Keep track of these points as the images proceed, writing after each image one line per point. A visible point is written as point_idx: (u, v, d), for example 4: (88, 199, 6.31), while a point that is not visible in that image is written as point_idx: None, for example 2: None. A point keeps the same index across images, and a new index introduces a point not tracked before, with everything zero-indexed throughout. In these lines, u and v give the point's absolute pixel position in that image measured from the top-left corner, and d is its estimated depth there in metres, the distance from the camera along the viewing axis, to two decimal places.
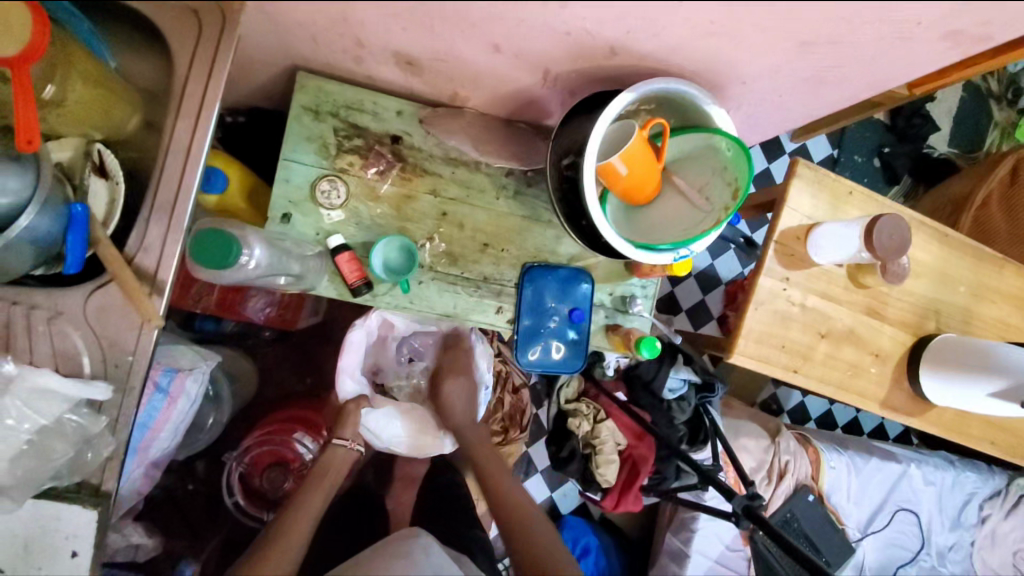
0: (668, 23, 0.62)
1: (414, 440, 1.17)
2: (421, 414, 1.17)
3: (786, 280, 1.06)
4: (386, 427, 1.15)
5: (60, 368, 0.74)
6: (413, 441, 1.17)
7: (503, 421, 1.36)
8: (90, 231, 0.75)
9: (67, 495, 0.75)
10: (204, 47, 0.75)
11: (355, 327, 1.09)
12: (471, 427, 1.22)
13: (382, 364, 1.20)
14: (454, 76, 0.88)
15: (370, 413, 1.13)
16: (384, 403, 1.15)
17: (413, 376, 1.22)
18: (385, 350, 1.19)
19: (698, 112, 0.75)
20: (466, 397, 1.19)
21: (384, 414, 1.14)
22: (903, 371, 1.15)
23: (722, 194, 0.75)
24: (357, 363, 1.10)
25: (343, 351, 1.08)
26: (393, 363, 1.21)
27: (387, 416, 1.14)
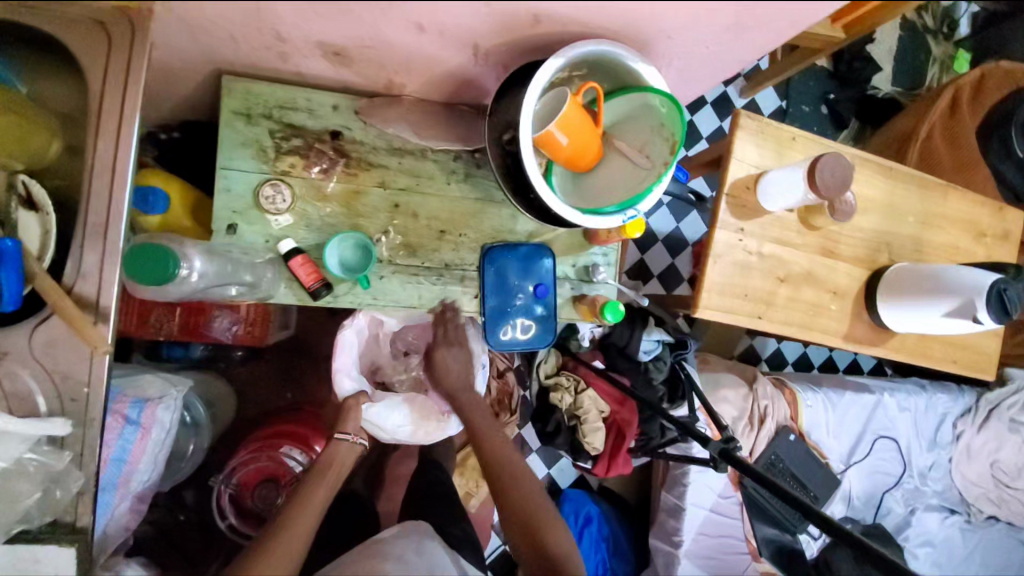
0: None
1: (416, 426, 1.19)
2: (422, 401, 1.20)
3: (741, 230, 1.09)
4: (386, 417, 1.17)
5: (12, 410, 0.71)
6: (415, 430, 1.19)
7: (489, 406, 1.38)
8: (25, 266, 0.72)
9: (39, 537, 0.72)
10: (115, 59, 0.72)
11: (344, 326, 1.12)
12: None
13: (379, 362, 1.26)
14: (385, 63, 0.86)
15: (370, 408, 1.15)
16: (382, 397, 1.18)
17: (410, 369, 1.27)
18: (378, 349, 1.25)
19: (629, 72, 0.75)
20: (463, 381, 1.20)
21: (382, 406, 1.17)
22: (863, 305, 1.20)
23: (661, 150, 0.76)
24: (351, 363, 1.15)
25: (336, 351, 1.12)
26: (389, 361, 1.27)
27: (385, 408, 1.17)
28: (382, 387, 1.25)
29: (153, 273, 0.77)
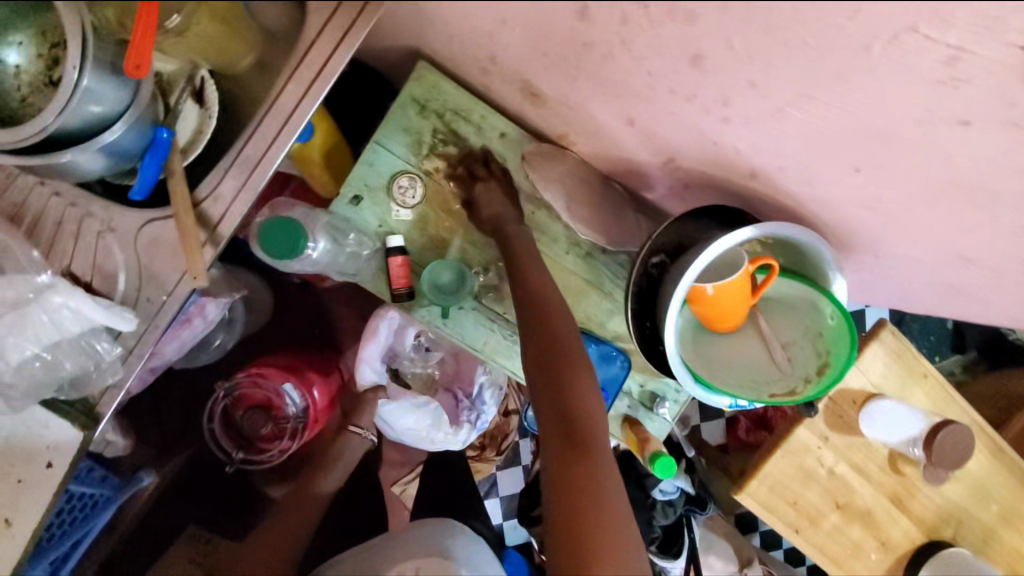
0: None
1: (424, 433, 1.16)
2: (435, 409, 1.14)
3: (823, 438, 1.00)
4: (401, 417, 1.15)
5: (94, 282, 0.73)
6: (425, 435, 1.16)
7: (481, 437, 1.34)
8: (168, 158, 0.73)
9: (61, 406, 0.75)
10: (342, 15, 0.68)
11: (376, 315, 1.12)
12: (481, 425, 1.18)
13: (399, 352, 1.18)
14: (573, 123, 0.82)
15: (386, 404, 1.15)
16: (399, 395, 1.15)
17: (428, 365, 1.19)
18: (402, 340, 1.15)
19: (815, 267, 0.69)
20: (476, 396, 1.16)
21: (397, 407, 1.14)
22: (903, 568, 1.08)
23: (807, 362, 0.70)
24: (376, 355, 1.15)
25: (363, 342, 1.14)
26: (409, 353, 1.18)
27: (400, 410, 1.14)
28: (397, 378, 1.19)
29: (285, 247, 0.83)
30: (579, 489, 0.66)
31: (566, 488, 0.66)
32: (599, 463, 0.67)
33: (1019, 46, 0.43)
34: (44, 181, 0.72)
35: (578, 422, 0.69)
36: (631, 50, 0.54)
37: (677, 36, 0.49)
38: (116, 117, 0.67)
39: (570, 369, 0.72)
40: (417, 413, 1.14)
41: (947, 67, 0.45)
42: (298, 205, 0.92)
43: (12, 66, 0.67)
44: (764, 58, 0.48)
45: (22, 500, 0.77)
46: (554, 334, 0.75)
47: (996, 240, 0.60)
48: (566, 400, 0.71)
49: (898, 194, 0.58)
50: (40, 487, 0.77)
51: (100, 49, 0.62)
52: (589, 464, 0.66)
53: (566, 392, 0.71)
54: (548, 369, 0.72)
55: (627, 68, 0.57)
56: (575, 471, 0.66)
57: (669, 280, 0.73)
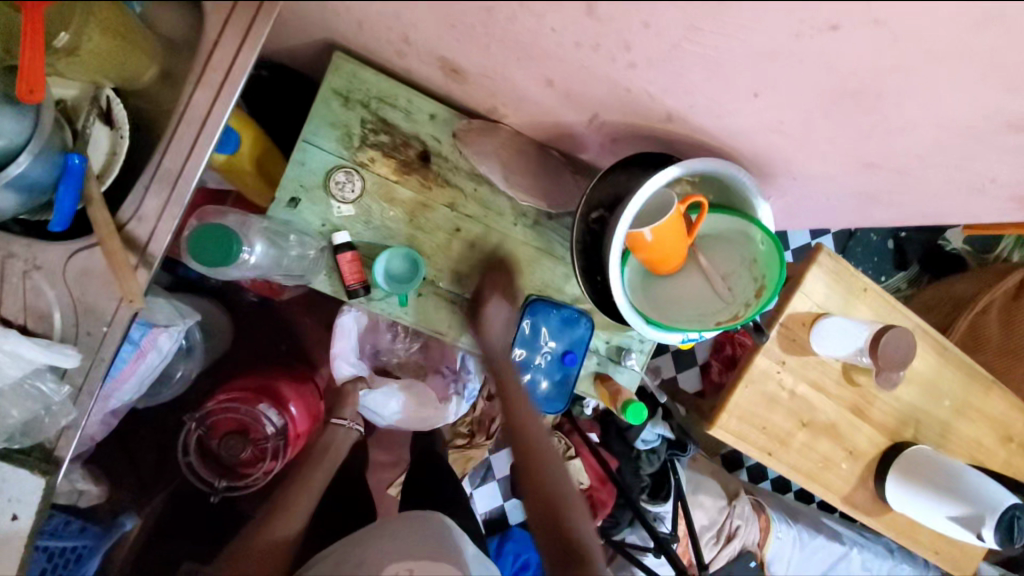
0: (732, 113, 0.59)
1: (414, 416, 1.19)
2: (419, 389, 1.19)
3: (782, 363, 1.06)
4: (388, 403, 1.18)
5: (28, 324, 0.70)
6: (415, 415, 1.19)
7: (468, 426, 1.38)
8: (84, 186, 0.69)
9: (18, 457, 0.71)
10: (240, 12, 0.66)
11: (344, 311, 1.10)
12: (470, 395, 1.18)
13: (379, 346, 1.21)
14: (497, 94, 0.83)
15: (368, 394, 1.17)
16: (380, 383, 1.18)
17: (410, 353, 1.22)
18: (379, 334, 1.18)
19: (740, 196, 0.73)
20: (460, 367, 1.17)
21: (381, 394, 1.17)
22: (871, 472, 1.16)
23: (747, 288, 0.74)
24: (350, 349, 1.14)
25: (335, 338, 1.11)
26: (389, 345, 1.21)
27: (383, 396, 1.18)
28: (381, 371, 1.22)
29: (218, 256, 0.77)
30: (559, 518, 0.93)
31: (542, 521, 0.93)
32: (568, 501, 0.94)
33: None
34: None
35: (537, 484, 0.95)
36: (529, 8, 0.55)
37: None
38: (19, 149, 0.65)
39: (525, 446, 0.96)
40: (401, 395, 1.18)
41: None
42: (231, 212, 0.90)
43: None
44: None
45: None
46: (508, 382, 0.96)
47: (894, 146, 0.65)
48: (543, 473, 0.96)
49: (800, 115, 0.62)
50: (6, 545, 0.74)
51: None
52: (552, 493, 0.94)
53: (525, 462, 0.96)
54: (517, 436, 0.96)
55: (529, 27, 0.59)
56: (550, 505, 0.94)
57: (610, 230, 0.75)
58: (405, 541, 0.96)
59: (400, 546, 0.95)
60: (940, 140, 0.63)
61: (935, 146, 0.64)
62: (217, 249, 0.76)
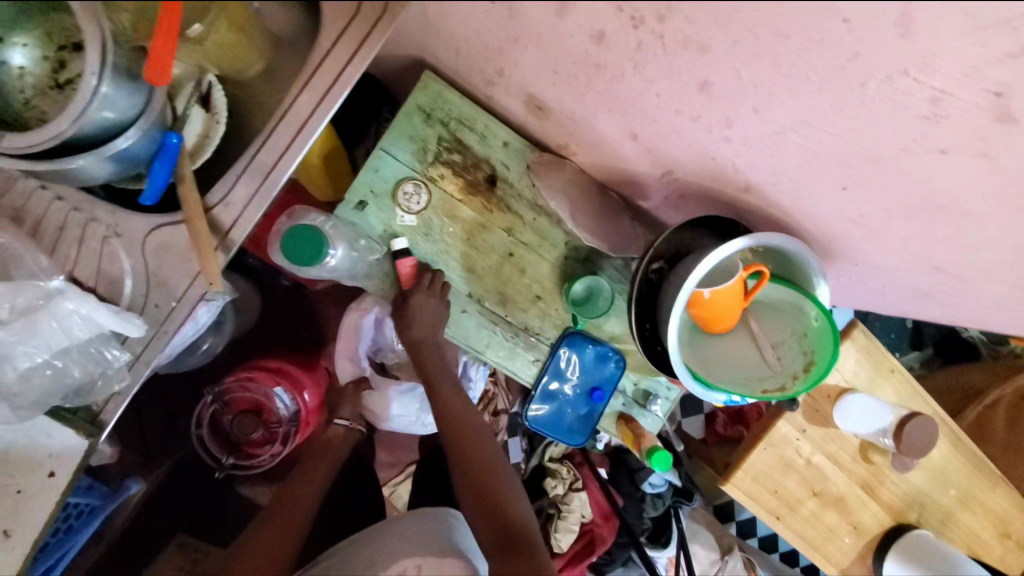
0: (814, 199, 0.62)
1: (414, 418, 1.20)
2: (420, 394, 1.18)
3: (802, 431, 1.08)
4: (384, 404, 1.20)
5: (99, 289, 0.71)
6: (416, 418, 1.21)
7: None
8: (176, 164, 0.71)
9: (63, 416, 0.72)
10: (356, 27, 0.70)
11: (348, 311, 1.12)
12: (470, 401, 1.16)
13: (381, 346, 1.17)
14: (575, 135, 0.86)
15: (370, 395, 1.19)
16: (380, 384, 1.19)
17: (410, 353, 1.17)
18: (383, 331, 1.14)
19: (801, 273, 0.75)
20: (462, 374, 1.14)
21: (378, 396, 1.20)
22: (871, 550, 1.17)
23: (794, 360, 0.76)
24: (352, 349, 1.16)
25: (338, 337, 1.15)
26: (392, 344, 1.16)
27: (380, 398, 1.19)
28: (381, 370, 1.20)
29: (308, 255, 0.89)
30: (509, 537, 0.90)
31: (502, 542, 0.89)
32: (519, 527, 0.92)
33: (994, 92, 0.51)
34: (46, 185, 0.70)
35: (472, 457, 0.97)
36: (642, 73, 0.59)
37: (688, 63, 0.55)
38: (129, 123, 0.67)
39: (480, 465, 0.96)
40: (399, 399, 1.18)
41: (931, 104, 0.52)
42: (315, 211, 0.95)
43: (17, 68, 0.67)
44: (766, 88, 0.54)
45: (24, 510, 0.75)
46: (466, 437, 0.98)
47: (964, 254, 0.68)
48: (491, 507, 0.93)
49: (879, 211, 0.65)
50: (35, 502, 0.76)
51: (116, 54, 0.62)
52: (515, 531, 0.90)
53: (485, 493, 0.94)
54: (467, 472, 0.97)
55: (636, 89, 0.62)
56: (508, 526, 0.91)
57: (670, 283, 0.77)
58: (414, 538, 0.95)
59: (410, 542, 0.94)
60: (1002, 251, 0.66)
61: (994, 255, 0.67)
62: (306, 250, 0.87)
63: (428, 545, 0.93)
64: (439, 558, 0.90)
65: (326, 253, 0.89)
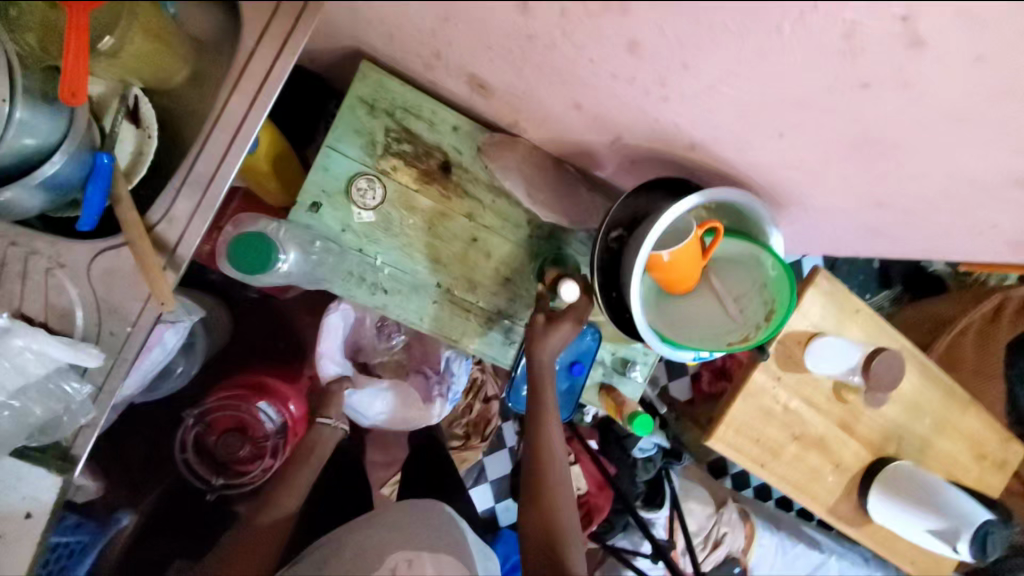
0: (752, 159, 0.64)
1: (398, 415, 1.21)
2: (403, 390, 1.19)
3: (777, 379, 1.11)
4: (372, 402, 1.19)
5: (50, 323, 0.69)
6: (400, 415, 1.21)
7: (465, 427, 1.39)
8: (112, 185, 0.68)
9: (31, 455, 0.70)
10: (278, 22, 0.67)
11: (329, 311, 1.12)
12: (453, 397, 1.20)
13: (364, 347, 1.22)
14: (522, 110, 0.85)
15: (352, 394, 1.17)
16: (365, 383, 1.17)
17: (393, 352, 1.23)
18: (365, 331, 1.20)
19: (753, 225, 0.77)
20: (444, 369, 1.19)
21: (365, 394, 1.18)
22: (855, 486, 1.22)
23: (756, 311, 0.78)
24: (336, 349, 1.14)
25: (321, 338, 1.12)
26: (374, 343, 1.22)
27: (368, 395, 1.17)
28: (364, 370, 1.22)
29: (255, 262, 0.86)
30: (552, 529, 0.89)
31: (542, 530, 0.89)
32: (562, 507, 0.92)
33: (905, 17, 0.48)
34: None
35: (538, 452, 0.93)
36: (572, 40, 0.58)
37: (612, 26, 0.54)
38: (52, 148, 0.63)
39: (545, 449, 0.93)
40: (383, 395, 1.19)
41: (846, 40, 0.50)
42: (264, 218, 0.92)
43: None
44: (692, 46, 0.54)
45: (4, 554, 0.73)
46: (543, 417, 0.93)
47: (909, 189, 0.70)
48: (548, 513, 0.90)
49: (819, 155, 0.66)
50: (15, 545, 0.73)
51: (27, 79, 0.60)
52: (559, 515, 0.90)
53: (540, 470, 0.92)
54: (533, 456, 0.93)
55: (568, 57, 0.62)
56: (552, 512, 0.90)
57: (629, 249, 0.78)
58: (409, 534, 1.00)
59: (408, 540, 0.99)
60: (940, 182, 0.68)
61: (934, 187, 0.69)
62: (256, 257, 0.85)
63: (424, 541, 1.00)
64: (433, 552, 0.97)
65: (275, 261, 0.86)
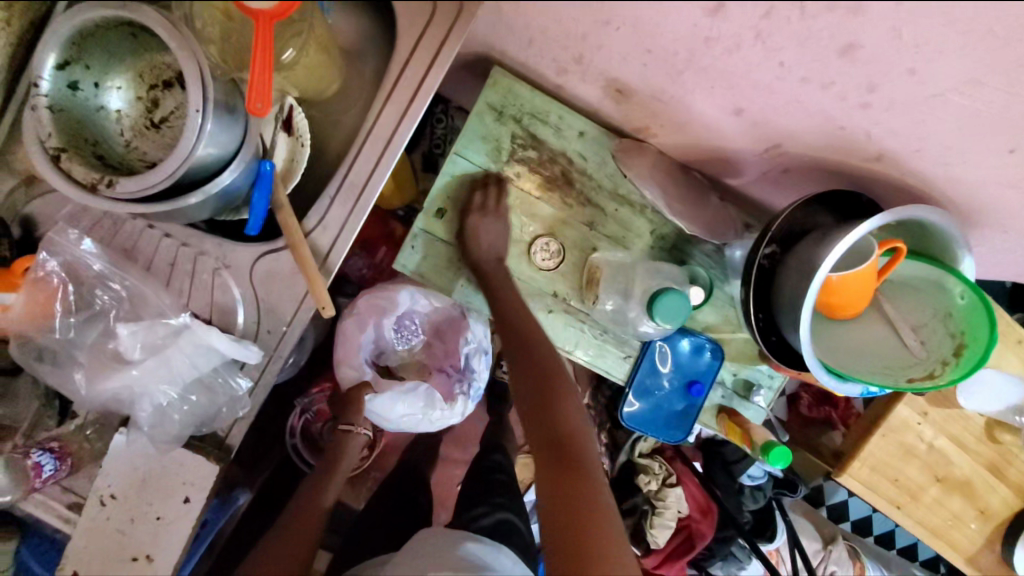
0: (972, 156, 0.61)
1: (419, 419, 0.98)
2: (425, 389, 0.97)
3: (923, 413, 1.00)
4: (391, 406, 0.96)
5: (214, 320, 0.73)
6: (425, 420, 0.98)
7: None
8: (273, 192, 0.71)
9: (193, 443, 0.75)
10: (434, 31, 0.67)
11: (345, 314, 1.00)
12: (476, 393, 1.03)
13: (383, 347, 1.06)
14: (661, 115, 0.78)
15: (374, 397, 0.96)
16: (384, 383, 0.98)
17: (414, 352, 1.08)
18: (382, 330, 1.04)
19: (942, 245, 0.68)
20: (463, 366, 1.03)
21: (388, 396, 0.96)
22: (1001, 536, 1.07)
23: (941, 343, 0.69)
24: (355, 352, 0.99)
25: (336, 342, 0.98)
26: (392, 343, 1.06)
27: (389, 398, 0.95)
28: (385, 374, 1.06)
29: (425, 264, 0.92)
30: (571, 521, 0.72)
31: (554, 506, 0.74)
32: (583, 469, 0.77)
33: None
34: (154, 224, 0.71)
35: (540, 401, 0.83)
36: (764, 42, 0.55)
37: (830, 26, 0.51)
38: (229, 158, 0.65)
39: (566, 405, 0.83)
40: (407, 396, 0.96)
41: None
42: (418, 219, 0.91)
43: (114, 112, 0.68)
44: (931, 46, 0.51)
45: (159, 537, 0.76)
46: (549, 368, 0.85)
47: None
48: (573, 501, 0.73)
49: None
50: (173, 529, 0.76)
51: (215, 90, 0.61)
52: (588, 524, 0.71)
53: (561, 419, 0.82)
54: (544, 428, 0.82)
55: (752, 60, 0.58)
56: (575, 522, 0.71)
57: (786, 269, 0.71)
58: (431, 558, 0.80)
59: (425, 559, 0.79)
60: None
61: None
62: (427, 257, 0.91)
63: (448, 561, 0.78)
64: None
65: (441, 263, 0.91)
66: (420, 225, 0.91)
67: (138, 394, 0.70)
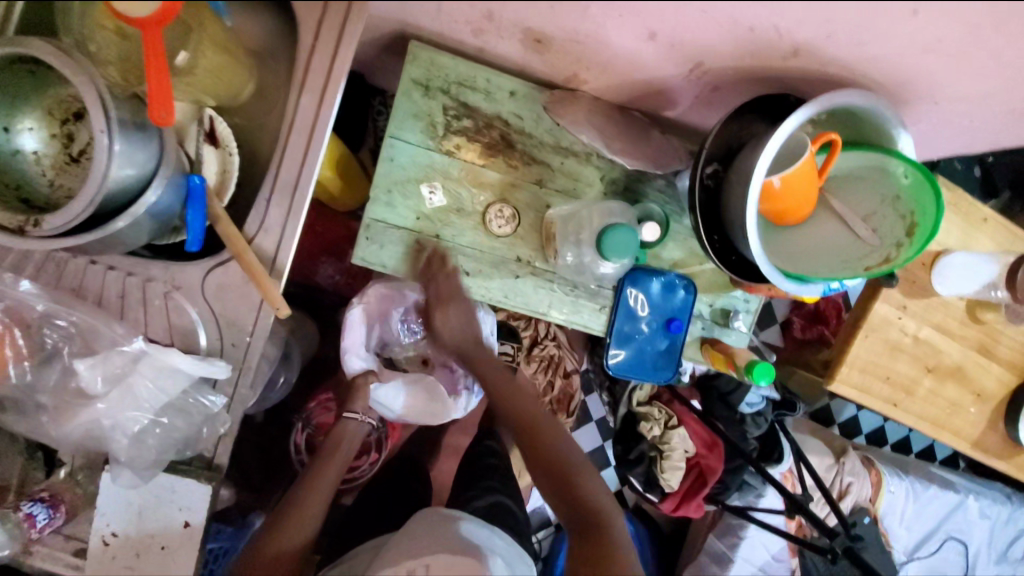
0: (888, 36, 0.61)
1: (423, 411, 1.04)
2: (431, 382, 1.04)
3: (903, 308, 1.00)
4: (396, 399, 1.02)
5: (176, 342, 0.72)
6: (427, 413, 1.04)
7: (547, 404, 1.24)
8: (208, 206, 0.70)
9: (181, 467, 0.75)
10: (333, 13, 0.66)
11: (353, 303, 0.97)
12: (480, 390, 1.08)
13: (387, 339, 1.07)
14: (584, 59, 0.78)
15: (379, 388, 1.01)
16: (391, 376, 1.02)
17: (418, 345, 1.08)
18: (388, 324, 1.05)
19: (877, 129, 0.68)
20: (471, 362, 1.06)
21: (396, 389, 1.02)
22: (1001, 414, 1.08)
23: (893, 228, 0.69)
24: (362, 341, 0.99)
25: (345, 329, 0.98)
26: (398, 336, 1.07)
27: (394, 390, 1.01)
28: (389, 365, 1.07)
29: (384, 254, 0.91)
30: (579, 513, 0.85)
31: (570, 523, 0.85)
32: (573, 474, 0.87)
33: None
34: (94, 258, 0.70)
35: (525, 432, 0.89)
36: None
37: None
38: (150, 177, 0.64)
39: (563, 459, 0.88)
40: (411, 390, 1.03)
41: None
42: (367, 209, 0.90)
43: (31, 153, 0.67)
44: None
45: (165, 562, 0.76)
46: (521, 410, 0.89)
47: None
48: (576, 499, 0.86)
49: (959, 29, 0.59)
50: (179, 552, 0.76)
51: (119, 109, 0.59)
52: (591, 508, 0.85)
53: (543, 444, 0.88)
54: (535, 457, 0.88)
55: None
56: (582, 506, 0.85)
57: (730, 186, 0.71)
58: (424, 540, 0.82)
59: (419, 541, 0.82)
60: None
61: None
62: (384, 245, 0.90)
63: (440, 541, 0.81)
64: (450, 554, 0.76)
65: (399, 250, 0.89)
66: (370, 214, 0.90)
67: (110, 428, 0.70)
